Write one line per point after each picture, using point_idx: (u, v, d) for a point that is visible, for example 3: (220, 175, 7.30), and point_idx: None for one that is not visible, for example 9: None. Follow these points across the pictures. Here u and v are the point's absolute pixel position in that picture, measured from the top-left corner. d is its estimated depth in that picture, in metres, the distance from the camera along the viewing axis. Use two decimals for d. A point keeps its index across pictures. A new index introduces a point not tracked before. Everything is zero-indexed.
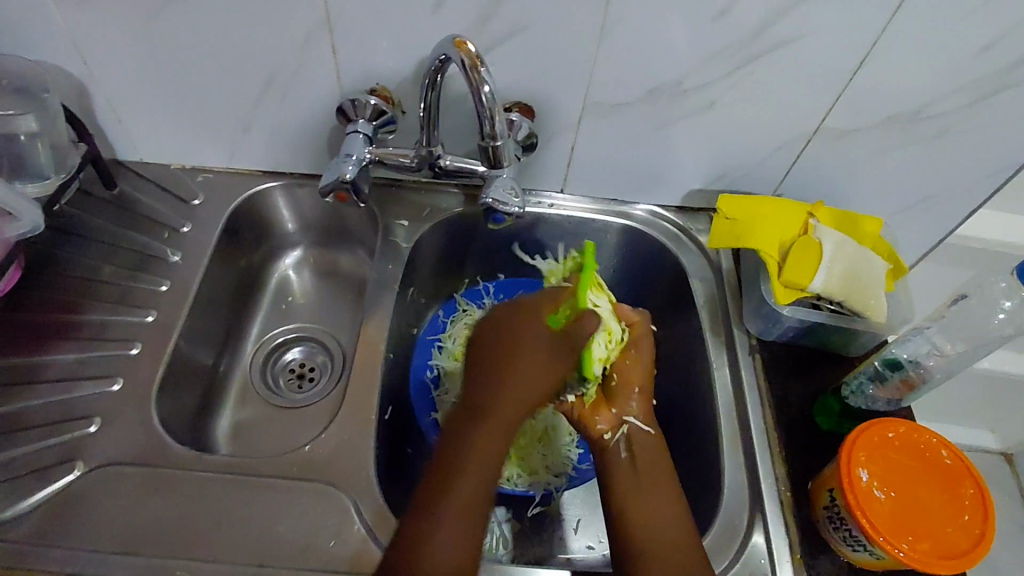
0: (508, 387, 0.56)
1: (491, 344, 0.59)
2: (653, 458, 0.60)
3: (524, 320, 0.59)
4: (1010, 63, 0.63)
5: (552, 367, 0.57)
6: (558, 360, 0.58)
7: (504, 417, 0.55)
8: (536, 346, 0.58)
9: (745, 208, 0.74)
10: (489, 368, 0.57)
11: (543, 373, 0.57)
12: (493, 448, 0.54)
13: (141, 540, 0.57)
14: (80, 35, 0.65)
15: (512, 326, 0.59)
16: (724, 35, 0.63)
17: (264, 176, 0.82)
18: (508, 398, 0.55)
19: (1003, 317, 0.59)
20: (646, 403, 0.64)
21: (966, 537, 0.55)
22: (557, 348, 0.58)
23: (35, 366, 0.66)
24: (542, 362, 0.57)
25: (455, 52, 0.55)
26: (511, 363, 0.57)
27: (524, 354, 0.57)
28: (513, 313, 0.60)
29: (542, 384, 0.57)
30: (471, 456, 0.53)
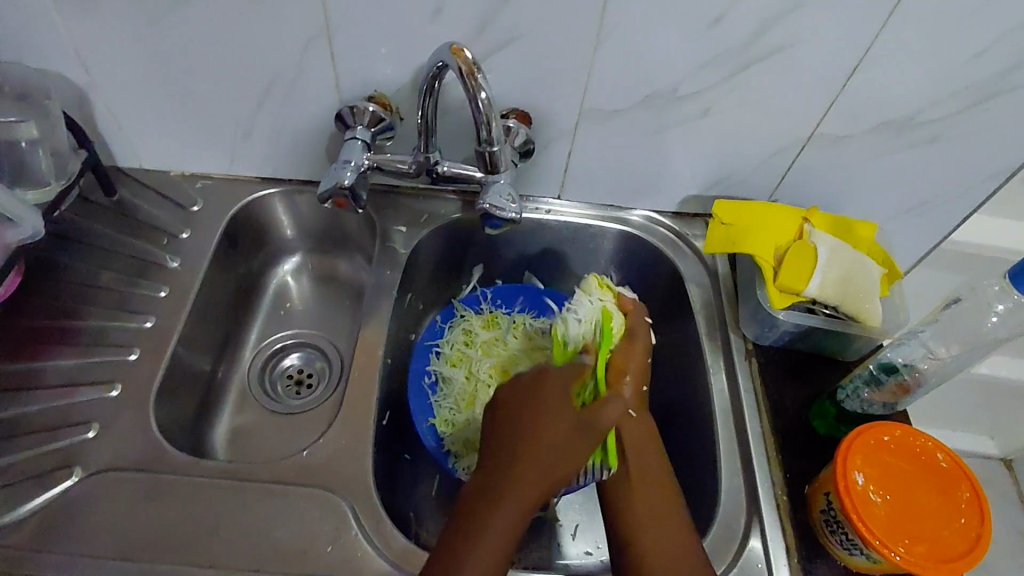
0: (528, 460, 0.54)
1: (516, 421, 0.57)
2: (642, 446, 0.60)
3: (556, 397, 0.58)
4: (1000, 70, 0.64)
5: (584, 444, 0.56)
6: (584, 437, 0.56)
7: (521, 501, 0.52)
8: (563, 427, 0.56)
9: (741, 214, 0.75)
10: (513, 446, 0.55)
11: (571, 438, 0.56)
12: (516, 515, 0.51)
13: (139, 545, 0.57)
14: (81, 43, 0.66)
15: (544, 406, 0.57)
16: (720, 43, 0.63)
17: (263, 183, 0.82)
18: (535, 470, 0.53)
19: (996, 320, 0.59)
20: (637, 389, 0.62)
21: (962, 540, 0.55)
22: (584, 428, 0.57)
23: (34, 371, 0.66)
24: (573, 444, 0.56)
25: (452, 59, 0.56)
26: (541, 437, 0.55)
27: (556, 435, 0.55)
28: (544, 396, 0.58)
29: (565, 447, 0.55)
30: (488, 529, 0.50)
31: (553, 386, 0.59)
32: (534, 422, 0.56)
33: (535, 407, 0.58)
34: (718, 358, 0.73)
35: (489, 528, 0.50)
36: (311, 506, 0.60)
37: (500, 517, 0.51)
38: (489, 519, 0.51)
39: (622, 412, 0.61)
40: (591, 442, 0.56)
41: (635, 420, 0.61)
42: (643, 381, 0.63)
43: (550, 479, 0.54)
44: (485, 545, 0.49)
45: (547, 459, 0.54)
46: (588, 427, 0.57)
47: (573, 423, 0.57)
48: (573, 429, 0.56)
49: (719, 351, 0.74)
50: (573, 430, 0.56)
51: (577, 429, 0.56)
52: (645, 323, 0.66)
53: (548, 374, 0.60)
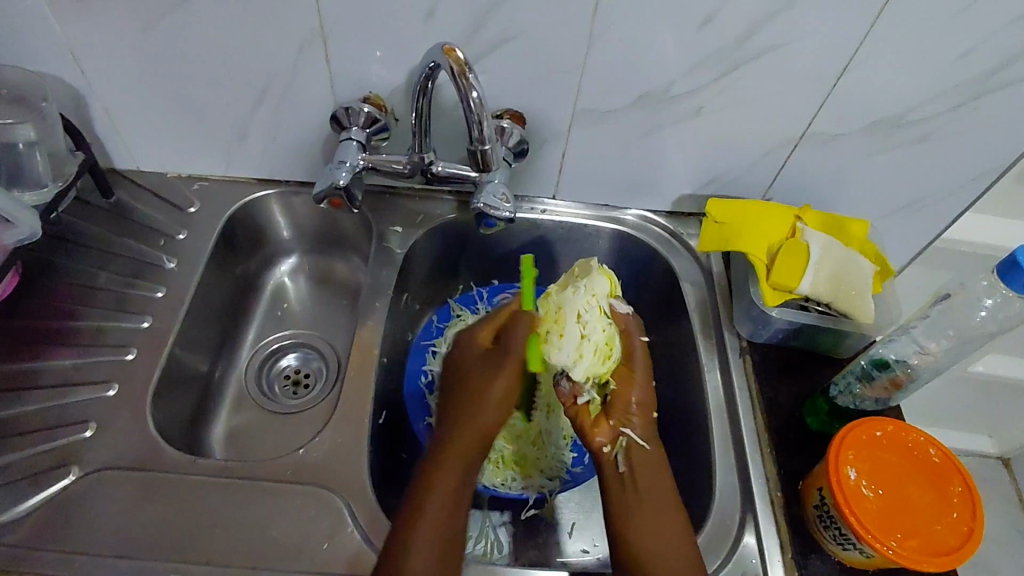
0: (465, 410, 0.61)
1: (454, 387, 0.64)
2: (653, 475, 0.59)
3: (472, 349, 0.67)
4: (990, 69, 0.64)
5: (508, 376, 0.63)
6: (495, 369, 0.63)
7: (462, 444, 0.59)
8: (484, 369, 0.64)
9: (735, 212, 0.75)
10: (454, 405, 0.62)
11: (488, 367, 0.64)
12: (458, 459, 0.57)
13: (135, 543, 0.57)
14: (77, 45, 0.66)
15: (467, 357, 0.66)
16: (711, 42, 0.64)
17: (259, 184, 0.82)
18: (472, 420, 0.60)
19: (985, 315, 0.59)
20: (646, 419, 0.63)
21: (954, 534, 0.55)
22: (498, 360, 0.64)
23: (31, 372, 0.66)
24: (495, 380, 0.62)
25: (444, 58, 0.56)
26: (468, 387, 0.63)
27: (480, 382, 0.63)
28: (462, 354, 0.67)
29: (485, 386, 0.62)
30: (439, 476, 0.56)
31: (473, 339, 0.68)
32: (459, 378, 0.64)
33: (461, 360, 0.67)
34: (713, 356, 0.73)
35: (442, 474, 0.56)
36: (308, 505, 0.60)
37: (447, 463, 0.57)
38: (440, 463, 0.57)
39: (633, 442, 0.61)
40: (509, 375, 0.63)
41: (647, 450, 0.61)
42: (649, 413, 0.63)
43: (485, 414, 0.61)
44: (436, 495, 0.55)
45: (477, 403, 0.61)
46: (495, 359, 0.64)
47: (486, 361, 0.65)
48: (493, 369, 0.63)
49: (714, 349, 0.74)
50: (484, 365, 0.64)
51: (489, 363, 0.64)
52: (643, 345, 0.65)
53: (465, 337, 0.69)
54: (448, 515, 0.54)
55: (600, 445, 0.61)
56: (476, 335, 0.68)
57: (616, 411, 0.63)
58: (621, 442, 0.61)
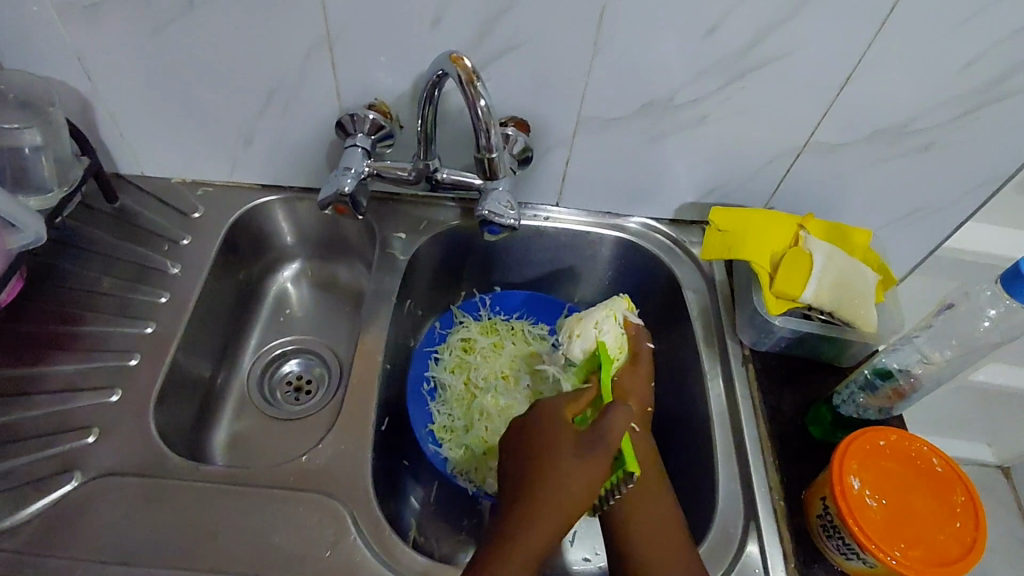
0: (545, 499, 0.53)
1: (523, 467, 0.56)
2: (646, 464, 0.61)
3: (556, 429, 0.58)
4: (990, 80, 0.65)
5: (589, 473, 0.55)
6: (596, 458, 0.55)
7: (537, 541, 0.52)
8: (566, 454, 0.56)
9: (738, 220, 0.76)
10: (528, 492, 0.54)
11: (584, 466, 0.55)
12: (526, 574, 0.50)
13: (137, 550, 0.57)
14: (85, 51, 0.66)
15: (552, 441, 0.57)
16: (714, 52, 0.64)
17: (264, 190, 0.83)
18: (543, 510, 0.53)
19: (989, 324, 0.59)
20: (641, 410, 0.65)
21: (957, 544, 0.55)
22: (589, 452, 0.55)
23: (35, 376, 0.66)
24: (575, 476, 0.54)
25: (451, 66, 0.57)
26: (546, 471, 0.55)
27: (561, 472, 0.54)
28: (544, 427, 0.58)
29: (575, 485, 0.54)
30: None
31: (550, 417, 0.59)
32: (537, 455, 0.57)
33: (542, 437, 0.58)
34: (715, 364, 0.73)
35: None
36: (311, 511, 0.60)
37: (507, 570, 0.50)
38: (502, 562, 0.50)
39: (628, 424, 0.63)
40: (596, 471, 0.55)
41: (639, 434, 0.63)
42: (644, 403, 0.66)
43: (563, 509, 0.53)
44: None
45: (554, 494, 0.54)
46: (586, 445, 0.56)
47: (574, 452, 0.56)
48: (579, 459, 0.55)
49: (716, 357, 0.74)
50: (573, 452, 0.56)
51: (581, 449, 0.56)
52: (649, 349, 0.69)
53: (540, 407, 0.61)
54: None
55: (596, 425, 0.63)
56: (559, 405, 0.61)
57: (614, 400, 0.66)
58: None
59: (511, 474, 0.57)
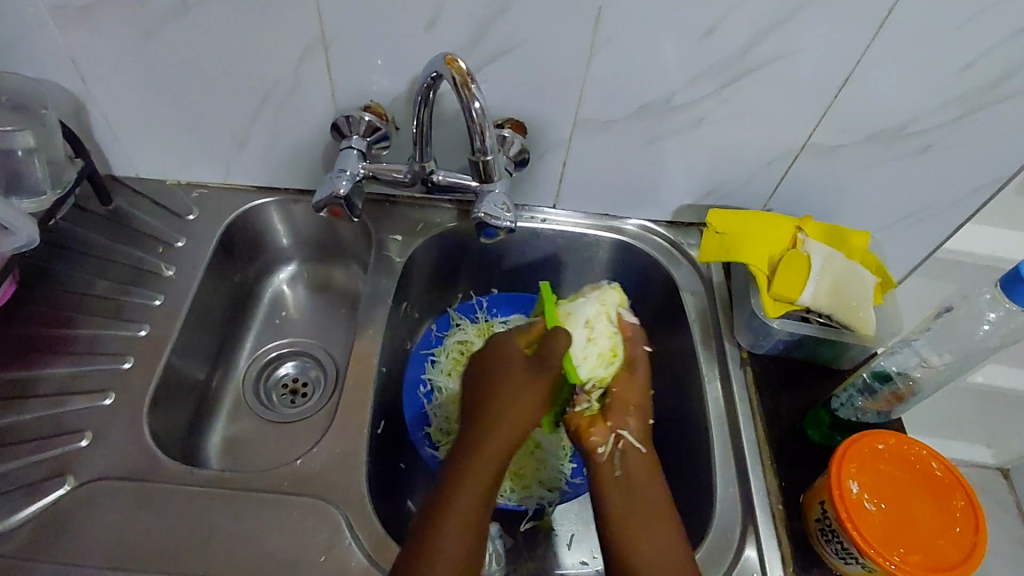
0: (500, 412, 0.59)
1: (478, 388, 0.62)
2: (643, 478, 0.59)
3: (508, 358, 0.62)
4: (989, 82, 0.64)
5: (534, 393, 0.60)
6: (539, 377, 0.60)
7: (490, 457, 0.57)
8: (516, 380, 0.60)
9: (735, 222, 0.75)
10: (482, 414, 0.59)
11: (527, 387, 0.60)
12: (482, 482, 0.56)
13: (129, 555, 0.56)
14: (78, 53, 0.66)
15: (501, 365, 0.62)
16: (712, 53, 0.64)
17: (259, 192, 0.82)
18: (499, 427, 0.58)
19: (987, 328, 0.59)
20: (641, 423, 0.63)
21: (957, 549, 0.55)
22: (536, 372, 0.61)
23: (27, 379, 0.66)
24: (522, 396, 0.59)
25: (445, 69, 0.56)
26: (498, 396, 0.60)
27: (511, 389, 0.60)
28: (496, 351, 0.63)
29: (527, 402, 0.59)
30: (471, 475, 0.56)
31: (506, 351, 0.63)
32: (488, 378, 0.62)
33: (493, 360, 0.63)
34: (713, 367, 0.73)
35: (464, 483, 0.55)
36: (305, 516, 0.60)
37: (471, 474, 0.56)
38: (462, 474, 0.56)
39: (629, 445, 0.61)
40: (539, 393, 0.60)
41: (641, 453, 0.61)
42: (645, 416, 0.63)
43: (516, 425, 0.58)
44: (470, 481, 0.55)
45: (506, 408, 0.59)
46: (532, 367, 0.61)
47: (522, 377, 0.60)
48: (527, 379, 0.60)
49: (714, 360, 0.74)
50: (522, 375, 0.61)
51: (528, 369, 0.61)
52: (645, 353, 0.65)
53: (497, 346, 0.64)
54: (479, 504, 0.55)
55: (596, 446, 0.61)
56: (512, 341, 0.63)
57: (613, 412, 0.62)
58: (617, 445, 0.61)
59: (470, 395, 0.62)
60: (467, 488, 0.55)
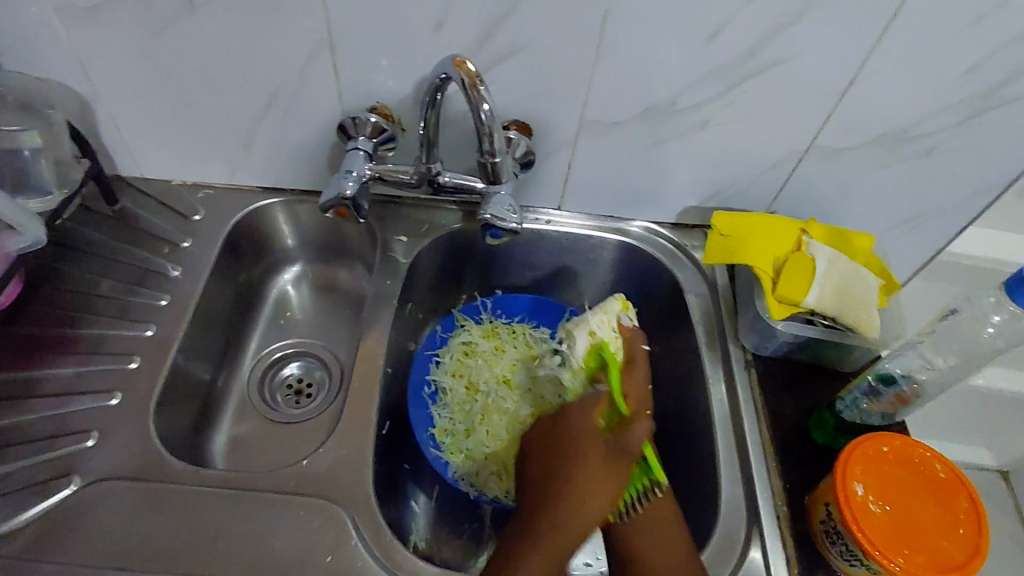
0: (573, 502, 0.57)
1: (553, 465, 0.60)
2: (654, 516, 0.60)
3: (586, 434, 0.61)
4: (993, 86, 0.65)
5: (608, 489, 0.58)
6: (620, 465, 0.59)
7: (563, 543, 0.56)
8: (592, 459, 0.59)
9: (740, 225, 0.75)
10: (559, 497, 0.58)
11: (607, 482, 0.58)
12: (548, 564, 0.55)
13: (135, 556, 0.56)
14: (86, 54, 0.66)
15: (580, 444, 0.60)
16: (717, 56, 0.64)
17: (264, 193, 0.82)
18: (571, 524, 0.57)
19: (993, 331, 0.59)
20: (640, 411, 0.62)
21: (962, 550, 0.55)
22: (615, 458, 0.59)
23: (34, 379, 0.66)
24: (598, 488, 0.58)
25: (454, 71, 0.56)
26: (571, 475, 0.58)
27: (589, 476, 0.58)
28: (574, 428, 0.61)
29: (600, 492, 0.58)
30: (534, 557, 0.55)
31: (581, 426, 0.61)
32: (559, 453, 0.60)
33: (569, 428, 0.61)
34: (718, 369, 0.73)
35: (525, 568, 0.54)
36: (312, 516, 0.60)
37: (535, 555, 0.55)
38: (530, 549, 0.55)
39: (621, 428, 0.61)
40: (617, 479, 0.59)
41: (659, 489, 0.61)
42: (644, 406, 0.63)
43: (583, 521, 0.57)
44: (534, 557, 0.55)
45: (579, 496, 0.57)
46: (611, 457, 0.59)
47: (600, 459, 0.59)
48: (600, 463, 0.59)
49: (719, 362, 0.74)
50: (598, 471, 0.59)
51: (608, 455, 0.59)
52: (644, 351, 0.67)
53: (573, 412, 0.63)
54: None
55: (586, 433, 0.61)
56: (590, 415, 0.62)
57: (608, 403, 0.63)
58: (608, 429, 0.61)
59: (539, 466, 0.61)
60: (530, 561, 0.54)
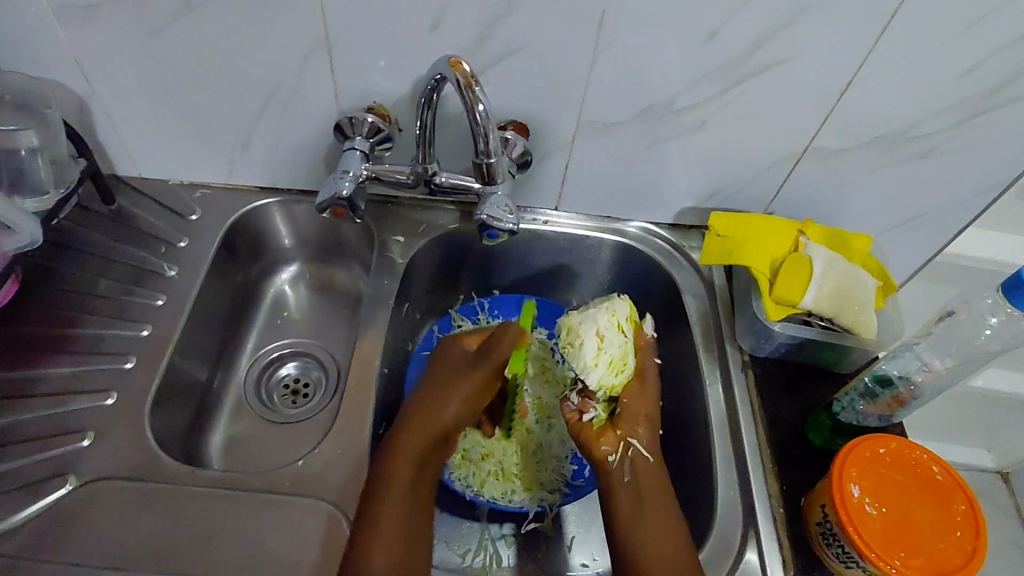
0: (424, 410, 0.64)
1: (424, 391, 0.67)
2: (651, 483, 0.60)
3: (454, 356, 0.71)
4: (991, 87, 0.64)
5: (463, 389, 0.67)
6: (480, 372, 0.68)
7: (414, 438, 0.61)
8: (456, 377, 0.68)
9: (737, 225, 0.75)
10: (415, 406, 0.65)
11: (468, 387, 0.67)
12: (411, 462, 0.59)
13: (130, 556, 0.56)
14: (82, 52, 0.66)
15: (445, 365, 0.70)
16: (714, 56, 0.64)
17: (262, 192, 0.82)
18: (429, 424, 0.63)
19: (990, 333, 0.59)
20: (651, 432, 0.64)
21: (958, 552, 0.55)
22: (476, 367, 0.69)
23: (30, 378, 0.66)
24: (451, 393, 0.66)
25: (450, 71, 0.56)
26: (436, 395, 0.66)
27: (446, 387, 0.67)
28: (447, 356, 0.72)
29: (455, 396, 0.66)
30: (398, 460, 0.59)
31: (456, 351, 0.72)
32: (427, 386, 0.68)
33: (442, 357, 0.72)
34: (714, 370, 0.73)
35: (397, 472, 0.58)
36: (306, 517, 0.60)
37: (400, 465, 0.59)
38: (392, 456, 0.59)
39: (639, 453, 0.61)
40: (475, 381, 0.68)
41: (650, 461, 0.62)
42: (655, 427, 0.64)
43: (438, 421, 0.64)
44: (402, 462, 0.59)
45: (435, 405, 0.65)
46: (472, 364, 0.69)
47: (460, 369, 0.69)
48: (462, 375, 0.68)
49: (716, 363, 0.74)
50: (462, 381, 0.68)
51: (470, 366, 0.69)
52: (655, 363, 0.67)
53: (448, 350, 0.72)
54: (413, 478, 0.59)
55: (606, 454, 0.62)
56: (463, 342, 0.73)
57: (623, 422, 0.64)
58: (627, 452, 0.61)
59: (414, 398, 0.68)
60: (401, 465, 0.59)
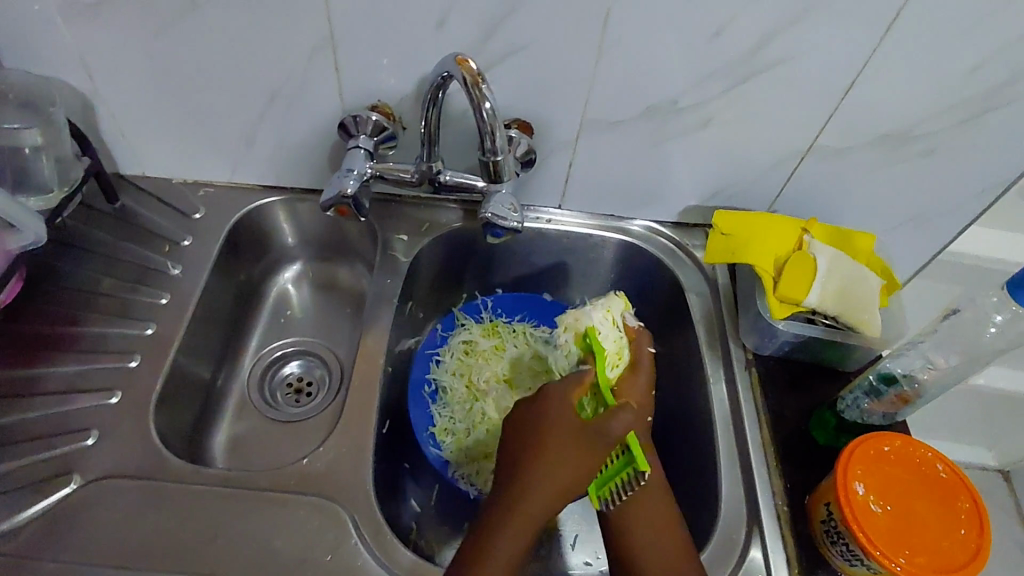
0: (542, 481, 0.55)
1: (528, 447, 0.58)
2: (660, 516, 0.58)
3: (558, 412, 0.59)
4: (995, 86, 0.65)
5: (581, 465, 0.56)
6: (598, 449, 0.56)
7: (526, 517, 0.55)
8: (569, 442, 0.57)
9: (741, 224, 0.75)
10: (522, 472, 0.57)
11: (581, 460, 0.56)
12: (511, 546, 0.53)
13: (135, 554, 0.56)
14: (86, 51, 0.66)
15: (550, 429, 0.58)
16: (719, 55, 0.64)
17: (265, 191, 0.82)
18: (532, 506, 0.55)
19: (994, 331, 0.59)
20: (642, 420, 0.59)
21: (963, 550, 0.55)
22: (596, 444, 0.56)
23: (34, 377, 0.66)
24: (569, 467, 0.56)
25: (456, 69, 0.56)
26: (542, 459, 0.57)
27: (562, 451, 0.56)
28: (552, 406, 0.59)
29: (577, 470, 0.56)
30: (498, 543, 0.53)
31: (563, 403, 0.59)
32: (534, 446, 0.58)
33: (547, 410, 0.59)
34: (718, 368, 0.73)
35: (493, 552, 0.53)
36: (311, 515, 0.60)
37: (497, 552, 0.53)
38: (493, 538, 0.54)
39: (650, 484, 0.58)
40: (592, 460, 0.56)
41: (655, 473, 0.59)
42: (646, 414, 0.60)
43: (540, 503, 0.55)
44: (504, 541, 0.53)
45: (542, 479, 0.56)
46: (588, 434, 0.57)
47: (575, 429, 0.57)
48: (577, 445, 0.57)
49: (719, 361, 0.74)
50: (575, 452, 0.56)
51: (588, 440, 0.57)
52: (650, 355, 0.64)
53: (552, 393, 0.60)
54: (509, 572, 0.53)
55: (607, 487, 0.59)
56: (571, 392, 0.60)
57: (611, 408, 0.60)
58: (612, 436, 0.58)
59: (519, 443, 0.59)
60: (501, 545, 0.53)
